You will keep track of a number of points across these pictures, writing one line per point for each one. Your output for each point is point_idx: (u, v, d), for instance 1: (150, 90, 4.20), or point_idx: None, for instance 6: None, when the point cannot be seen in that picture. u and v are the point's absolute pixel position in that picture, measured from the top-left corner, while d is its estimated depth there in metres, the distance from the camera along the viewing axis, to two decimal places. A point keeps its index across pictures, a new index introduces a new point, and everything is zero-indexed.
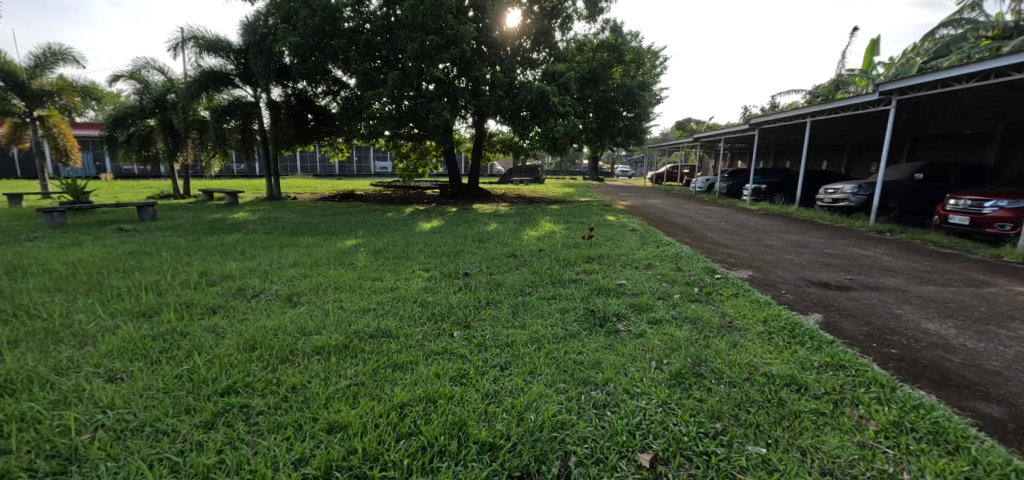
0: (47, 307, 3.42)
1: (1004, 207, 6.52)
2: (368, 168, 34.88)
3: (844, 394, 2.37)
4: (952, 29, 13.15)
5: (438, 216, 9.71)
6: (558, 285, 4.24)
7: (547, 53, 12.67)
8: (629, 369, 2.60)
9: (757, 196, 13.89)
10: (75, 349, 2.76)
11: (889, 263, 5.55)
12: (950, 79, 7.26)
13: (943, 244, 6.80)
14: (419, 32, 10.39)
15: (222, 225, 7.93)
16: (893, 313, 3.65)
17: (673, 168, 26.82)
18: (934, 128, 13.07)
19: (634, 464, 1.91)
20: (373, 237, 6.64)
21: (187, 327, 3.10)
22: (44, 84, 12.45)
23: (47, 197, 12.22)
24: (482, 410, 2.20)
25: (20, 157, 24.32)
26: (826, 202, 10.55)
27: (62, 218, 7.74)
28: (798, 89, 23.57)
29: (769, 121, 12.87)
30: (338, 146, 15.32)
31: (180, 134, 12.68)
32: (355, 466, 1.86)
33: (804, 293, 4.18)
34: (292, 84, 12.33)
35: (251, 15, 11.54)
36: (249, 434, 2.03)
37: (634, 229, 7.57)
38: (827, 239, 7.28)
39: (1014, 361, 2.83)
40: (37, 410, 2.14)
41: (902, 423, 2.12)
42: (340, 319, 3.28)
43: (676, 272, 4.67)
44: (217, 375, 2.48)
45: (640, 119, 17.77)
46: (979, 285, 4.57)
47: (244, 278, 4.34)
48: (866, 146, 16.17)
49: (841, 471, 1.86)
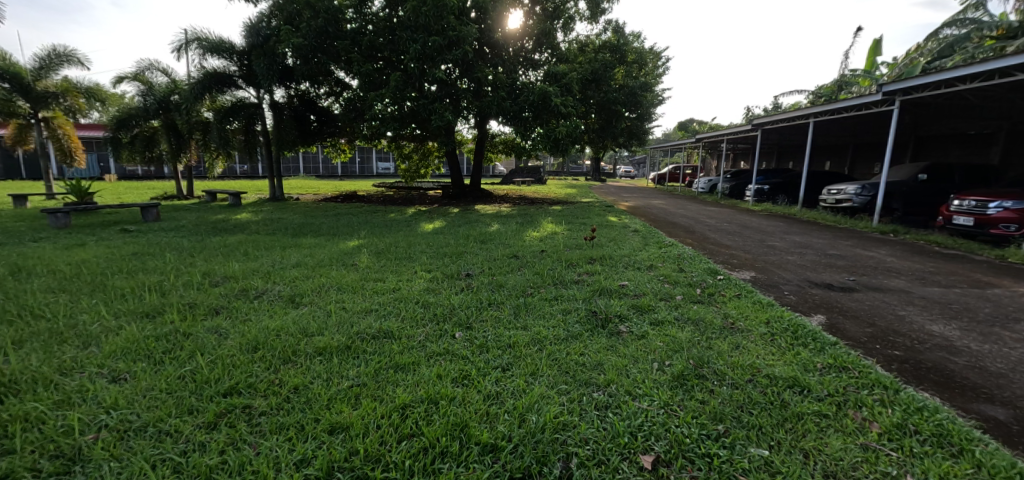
0: (52, 307, 3.44)
1: (1009, 208, 6.44)
2: (370, 169, 34.98)
3: (847, 396, 2.36)
4: (956, 29, 13.09)
5: (440, 216, 9.72)
6: (560, 286, 4.24)
7: (549, 53, 12.62)
8: (631, 371, 2.59)
9: (760, 197, 13.85)
10: (79, 349, 2.77)
11: (893, 264, 5.52)
12: (953, 79, 7.23)
13: (947, 245, 6.76)
14: (421, 33, 10.42)
15: (226, 225, 7.97)
16: (896, 315, 3.64)
17: (675, 169, 26.79)
18: (937, 129, 13.02)
19: (636, 465, 1.91)
20: (375, 238, 6.65)
21: (190, 327, 3.11)
22: (49, 86, 12.52)
23: (52, 198, 12.29)
24: (484, 411, 2.20)
25: (25, 159, 24.49)
26: (829, 203, 10.51)
27: (66, 219, 7.78)
28: (801, 90, 23.53)
29: (771, 122, 12.84)
30: (341, 147, 15.37)
31: (184, 135, 12.74)
32: (357, 467, 1.86)
33: (807, 295, 4.16)
34: (295, 85, 12.40)
35: (255, 16, 11.61)
36: (251, 435, 2.04)
37: (636, 230, 7.57)
38: (830, 240, 7.25)
39: (1019, 363, 2.81)
40: (41, 410, 2.15)
41: (905, 425, 2.11)
42: (343, 319, 3.29)
43: (678, 273, 4.66)
44: (219, 375, 2.49)
45: (642, 120, 17.75)
46: (983, 286, 4.54)
47: (247, 279, 4.35)
48: (869, 147, 16.14)
49: (843, 474, 1.86)
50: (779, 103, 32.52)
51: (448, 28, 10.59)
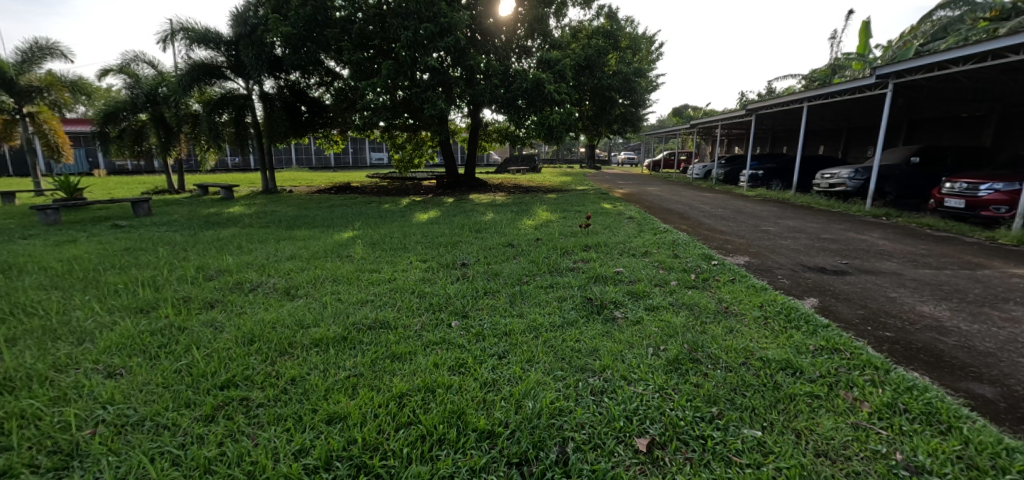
0: (44, 305, 3.41)
1: (1000, 190, 6.50)
2: (363, 160, 35.43)
3: (839, 376, 2.40)
4: (950, 11, 13.03)
5: (435, 207, 9.71)
6: (556, 274, 4.25)
7: (541, 40, 12.31)
8: (626, 356, 2.62)
9: (754, 183, 13.98)
10: (74, 346, 2.76)
11: (885, 247, 5.56)
12: (946, 62, 7.24)
13: (939, 227, 6.81)
14: (413, 21, 10.28)
15: (219, 219, 7.91)
16: (888, 297, 3.68)
17: (669, 154, 26.86)
18: (931, 112, 13.09)
19: (631, 449, 1.93)
20: (370, 229, 6.59)
21: (185, 322, 3.10)
22: (32, 80, 12.17)
23: (41, 196, 12.08)
24: (480, 399, 2.22)
25: (11, 154, 24.20)
26: (823, 187, 10.55)
27: (56, 215, 7.67)
28: (794, 75, 23.72)
29: (764, 107, 12.79)
30: (333, 139, 15.18)
31: (173, 127, 12.56)
32: (355, 456, 1.87)
33: (799, 278, 4.20)
34: (284, 76, 12.21)
35: (241, 5, 11.36)
36: (249, 426, 2.05)
37: (631, 217, 7.61)
38: (824, 224, 7.28)
39: (1008, 342, 2.86)
40: (37, 407, 2.14)
41: (895, 404, 2.15)
42: (338, 311, 3.29)
43: (673, 259, 4.68)
44: (216, 368, 2.49)
45: (637, 107, 17.67)
46: (974, 267, 4.60)
47: (241, 272, 4.34)
48: (863, 131, 16.19)
49: (834, 453, 1.88)
50: (772, 88, 32.79)
51: (439, 15, 10.47)
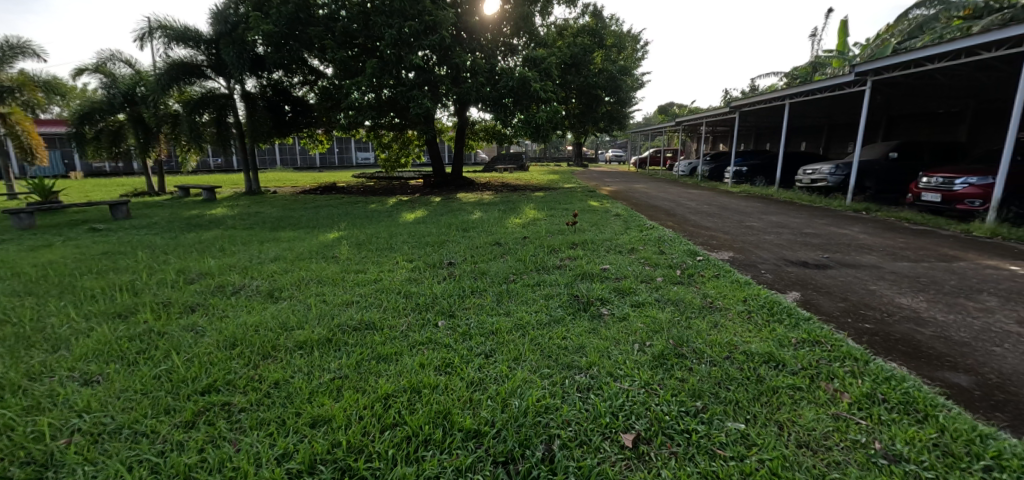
0: (18, 311, 3.32)
1: (974, 184, 6.68)
2: (349, 159, 35.13)
3: (820, 369, 2.44)
4: (925, 10, 13.32)
5: (421, 206, 9.64)
6: (543, 271, 4.25)
7: (527, 38, 12.33)
8: (612, 352, 2.63)
9: (739, 179, 14.19)
10: (48, 353, 2.68)
11: (865, 240, 5.68)
12: (921, 60, 7.41)
13: (916, 221, 6.97)
14: (398, 18, 10.22)
15: (200, 221, 7.77)
16: (868, 290, 3.75)
17: (655, 152, 27.09)
18: (909, 108, 13.38)
19: (617, 444, 1.94)
20: (356, 229, 6.53)
21: (165, 326, 3.04)
22: (3, 80, 11.80)
23: (14, 199, 11.76)
24: (466, 398, 2.21)
25: None
26: (805, 183, 10.73)
27: (30, 219, 7.45)
28: (776, 72, 24.04)
29: (748, 104, 12.96)
30: (318, 138, 15.00)
31: (152, 128, 12.27)
32: (339, 459, 1.85)
33: (782, 273, 4.27)
34: (267, 75, 12.02)
35: (221, 3, 11.15)
36: (231, 431, 2.01)
37: (617, 214, 7.65)
38: (806, 219, 7.40)
39: (982, 332, 2.93)
40: (9, 417, 2.08)
41: (874, 395, 2.19)
42: (323, 312, 3.26)
43: (659, 255, 4.72)
44: (196, 374, 2.44)
45: (622, 105, 17.80)
46: (950, 259, 4.72)
47: (223, 275, 4.26)
48: (844, 128, 16.48)
49: (816, 443, 1.92)
50: (756, 85, 33.27)
51: (424, 13, 10.45)
